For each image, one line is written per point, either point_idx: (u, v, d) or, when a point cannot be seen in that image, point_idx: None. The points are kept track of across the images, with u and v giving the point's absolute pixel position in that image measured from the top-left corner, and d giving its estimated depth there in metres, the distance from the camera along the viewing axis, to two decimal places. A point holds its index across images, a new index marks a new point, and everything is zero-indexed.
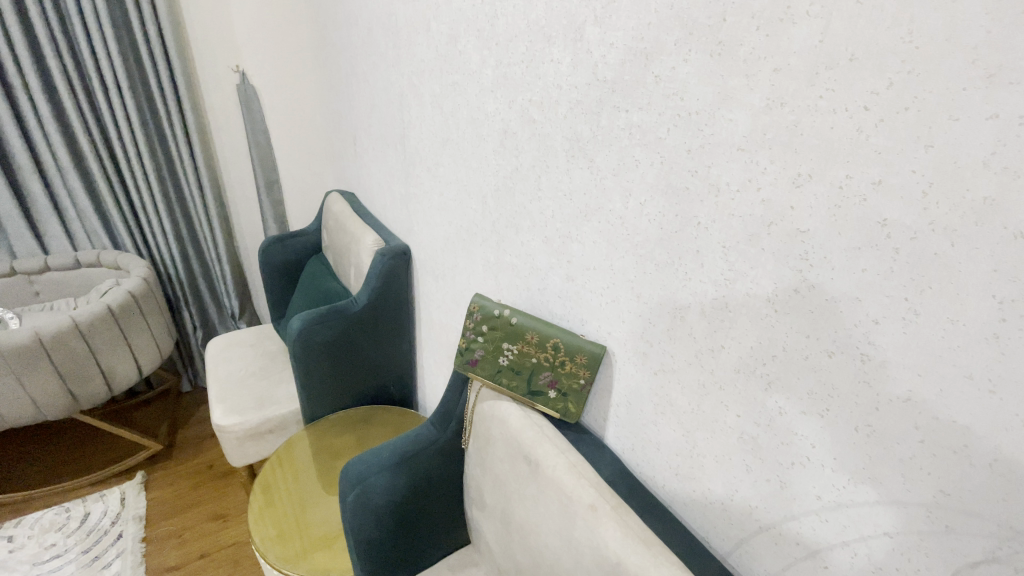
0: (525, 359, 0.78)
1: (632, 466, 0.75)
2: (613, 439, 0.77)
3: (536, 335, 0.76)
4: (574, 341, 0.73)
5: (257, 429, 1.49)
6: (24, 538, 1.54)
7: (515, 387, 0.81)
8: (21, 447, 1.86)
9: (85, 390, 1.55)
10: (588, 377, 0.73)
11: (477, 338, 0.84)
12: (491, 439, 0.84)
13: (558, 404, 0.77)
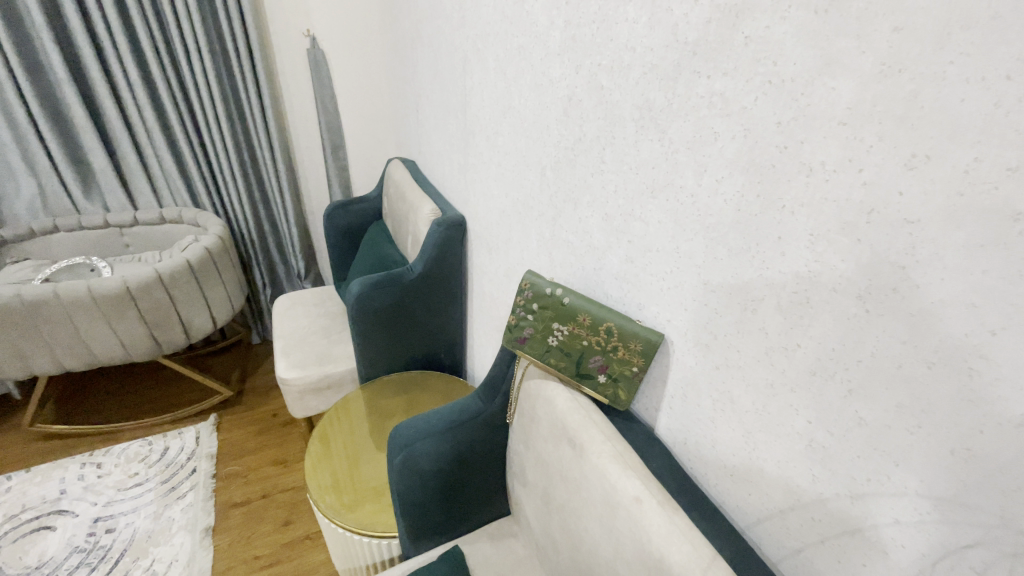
0: (576, 342, 0.75)
1: (682, 460, 0.72)
2: (664, 430, 0.74)
3: (589, 317, 0.73)
4: (629, 327, 0.69)
5: (316, 384, 1.56)
6: (111, 465, 1.73)
7: (562, 369, 0.78)
8: (115, 383, 2.08)
9: (166, 336, 1.69)
10: (642, 365, 0.69)
11: (527, 316, 0.81)
12: (537, 419, 0.83)
13: (607, 390, 0.74)
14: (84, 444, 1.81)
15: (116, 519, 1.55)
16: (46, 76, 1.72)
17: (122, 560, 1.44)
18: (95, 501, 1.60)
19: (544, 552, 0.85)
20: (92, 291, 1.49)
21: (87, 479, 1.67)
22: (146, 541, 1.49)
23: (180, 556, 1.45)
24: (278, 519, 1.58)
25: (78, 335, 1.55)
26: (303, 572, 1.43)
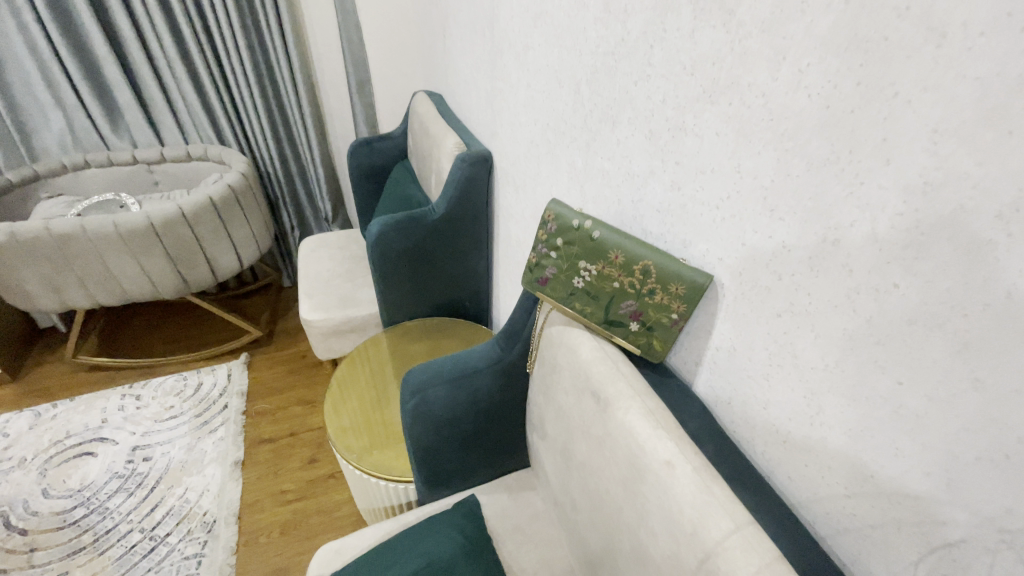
0: (605, 283, 0.65)
1: (722, 422, 0.62)
2: (703, 387, 0.64)
3: (622, 254, 0.62)
4: (670, 266, 0.58)
5: (339, 326, 1.52)
6: (149, 398, 1.78)
7: (589, 314, 0.68)
8: (154, 320, 2.13)
9: (193, 274, 1.69)
10: (685, 312, 0.59)
11: (550, 253, 0.71)
12: (559, 368, 0.74)
13: (640, 340, 0.64)
14: (124, 376, 1.87)
15: (152, 449, 1.61)
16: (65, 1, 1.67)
17: (157, 487, 1.50)
18: (133, 431, 1.67)
19: (562, 509, 0.79)
20: (117, 225, 1.48)
21: (126, 410, 1.74)
22: (180, 471, 1.54)
23: (211, 487, 1.50)
24: (304, 456, 1.60)
25: (108, 270, 1.57)
26: (327, 510, 1.45)
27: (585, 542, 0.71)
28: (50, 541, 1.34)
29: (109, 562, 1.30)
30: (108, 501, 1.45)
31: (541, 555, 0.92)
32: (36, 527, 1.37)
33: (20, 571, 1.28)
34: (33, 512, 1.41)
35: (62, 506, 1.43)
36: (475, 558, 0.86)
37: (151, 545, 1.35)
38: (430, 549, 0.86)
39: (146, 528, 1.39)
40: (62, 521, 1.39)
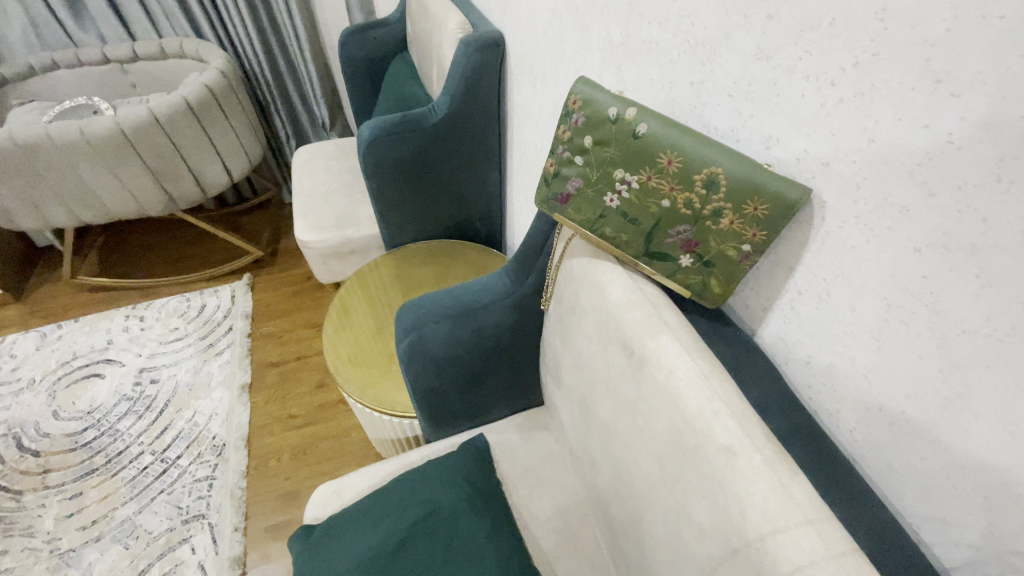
0: (648, 200, 0.48)
1: (800, 378, 0.50)
2: (773, 336, 0.51)
3: (676, 158, 0.44)
4: (746, 177, 0.41)
5: (339, 249, 1.38)
6: (153, 319, 1.73)
7: (624, 243, 0.52)
8: (153, 238, 2.03)
9: (178, 188, 1.55)
10: (763, 242, 0.42)
11: (575, 158, 0.53)
12: (579, 309, 0.60)
13: (692, 279, 0.48)
14: (127, 296, 1.81)
15: (159, 371, 1.57)
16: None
17: (166, 410, 1.48)
18: (139, 352, 1.63)
19: (579, 464, 0.69)
20: (85, 133, 1.33)
21: (131, 332, 1.69)
22: (187, 394, 1.51)
23: (219, 410, 1.47)
24: (313, 381, 1.54)
25: (85, 184, 1.44)
26: (336, 435, 1.41)
27: (607, 509, 0.60)
28: (63, 462, 1.37)
29: (122, 484, 1.32)
30: (118, 424, 1.45)
31: (555, 501, 0.84)
32: (49, 448, 1.40)
33: (35, 491, 1.32)
34: (45, 434, 1.43)
35: (73, 427, 1.44)
36: (482, 508, 0.78)
37: (163, 468, 1.35)
38: (433, 495, 0.78)
39: (157, 450, 1.39)
40: (73, 443, 1.41)
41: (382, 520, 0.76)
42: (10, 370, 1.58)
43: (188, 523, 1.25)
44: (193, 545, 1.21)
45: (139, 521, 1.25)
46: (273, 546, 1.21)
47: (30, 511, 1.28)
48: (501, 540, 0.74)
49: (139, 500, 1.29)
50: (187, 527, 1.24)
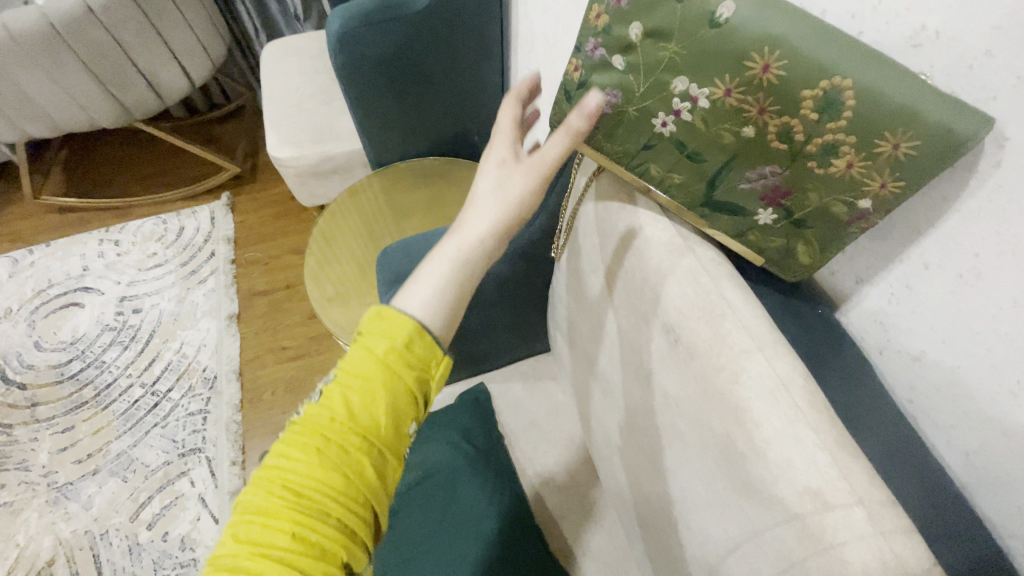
0: (726, 128, 0.39)
1: (900, 365, 0.44)
2: (869, 318, 0.45)
3: (777, 70, 0.34)
4: (881, 101, 0.32)
5: (319, 168, 1.22)
6: (129, 244, 1.60)
7: (677, 182, 0.44)
8: (120, 152, 1.84)
9: (130, 97, 1.35)
10: (891, 194, 0.35)
11: (614, 62, 0.42)
12: (618, 274, 0.53)
13: (773, 232, 0.42)
14: (98, 217, 1.67)
15: (141, 300, 1.48)
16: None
17: (152, 341, 1.41)
18: (118, 280, 1.52)
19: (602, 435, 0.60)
20: (9, 29, 1.10)
21: (107, 258, 1.57)
22: (172, 324, 1.43)
23: (208, 342, 1.39)
24: (304, 311, 1.45)
25: (22, 92, 1.24)
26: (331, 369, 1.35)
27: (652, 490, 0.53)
28: (51, 395, 1.33)
29: (114, 418, 1.29)
30: (104, 355, 1.39)
31: (561, 456, 0.77)
32: (35, 381, 1.35)
33: (26, 425, 1.30)
34: (29, 366, 1.38)
35: (57, 359, 1.39)
36: (482, 470, 0.70)
37: (155, 401, 1.31)
38: (429, 457, 0.71)
39: (147, 383, 1.34)
40: (59, 375, 1.36)
41: None
42: None
43: (185, 457, 1.22)
44: (191, 478, 1.19)
45: (135, 455, 1.23)
46: None
47: (23, 444, 1.27)
48: (502, 506, 0.68)
49: (133, 434, 1.27)
50: (185, 461, 1.22)
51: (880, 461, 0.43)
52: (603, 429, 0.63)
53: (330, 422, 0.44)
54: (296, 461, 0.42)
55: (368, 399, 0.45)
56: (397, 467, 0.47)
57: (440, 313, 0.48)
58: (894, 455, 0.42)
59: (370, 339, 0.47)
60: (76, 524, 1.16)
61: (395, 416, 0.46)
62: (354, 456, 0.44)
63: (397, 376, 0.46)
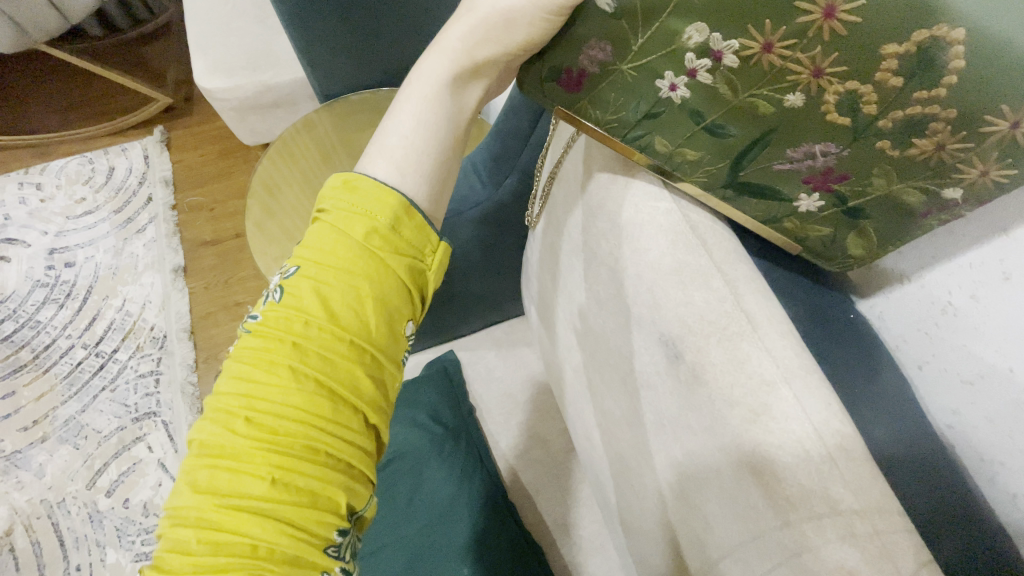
0: (765, 94, 0.33)
1: (946, 387, 0.39)
2: (912, 326, 0.41)
3: (848, 15, 0.28)
4: (1001, 63, 0.26)
5: (257, 101, 1.07)
6: (53, 189, 1.42)
7: (691, 158, 0.39)
8: (28, 79, 1.59)
9: (22, 12, 1.13)
10: (990, 183, 0.31)
11: (601, 4, 0.34)
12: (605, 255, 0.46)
13: (820, 221, 0.38)
14: (14, 157, 1.47)
15: (73, 253, 1.34)
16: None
17: (91, 298, 1.28)
18: (44, 230, 1.37)
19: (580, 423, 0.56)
20: None
21: (29, 205, 1.40)
22: (112, 279, 1.30)
23: (153, 298, 1.28)
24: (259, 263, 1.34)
25: None
26: None
27: (632, 482, 0.49)
28: None
29: (57, 382, 1.20)
30: (38, 315, 1.27)
31: (536, 427, 0.72)
32: None
33: None
34: None
35: None
36: (451, 451, 0.66)
37: (101, 363, 1.21)
38: (393, 440, 0.66)
39: (90, 344, 1.23)
40: None
41: None
42: None
43: (140, 421, 1.16)
44: (149, 443, 1.15)
45: (84, 420, 1.16)
46: None
47: None
48: (471, 487, 0.64)
49: (80, 399, 1.18)
50: (140, 425, 1.16)
51: (894, 467, 0.38)
52: (581, 411, 0.57)
53: (305, 327, 0.37)
54: (272, 373, 0.36)
55: (330, 302, 0.37)
56: (395, 372, 0.41)
57: (427, 179, 0.41)
58: (911, 464, 0.38)
59: (345, 220, 0.38)
60: (30, 493, 1.10)
61: (388, 315, 0.39)
62: (340, 365, 0.37)
63: (386, 268, 0.39)
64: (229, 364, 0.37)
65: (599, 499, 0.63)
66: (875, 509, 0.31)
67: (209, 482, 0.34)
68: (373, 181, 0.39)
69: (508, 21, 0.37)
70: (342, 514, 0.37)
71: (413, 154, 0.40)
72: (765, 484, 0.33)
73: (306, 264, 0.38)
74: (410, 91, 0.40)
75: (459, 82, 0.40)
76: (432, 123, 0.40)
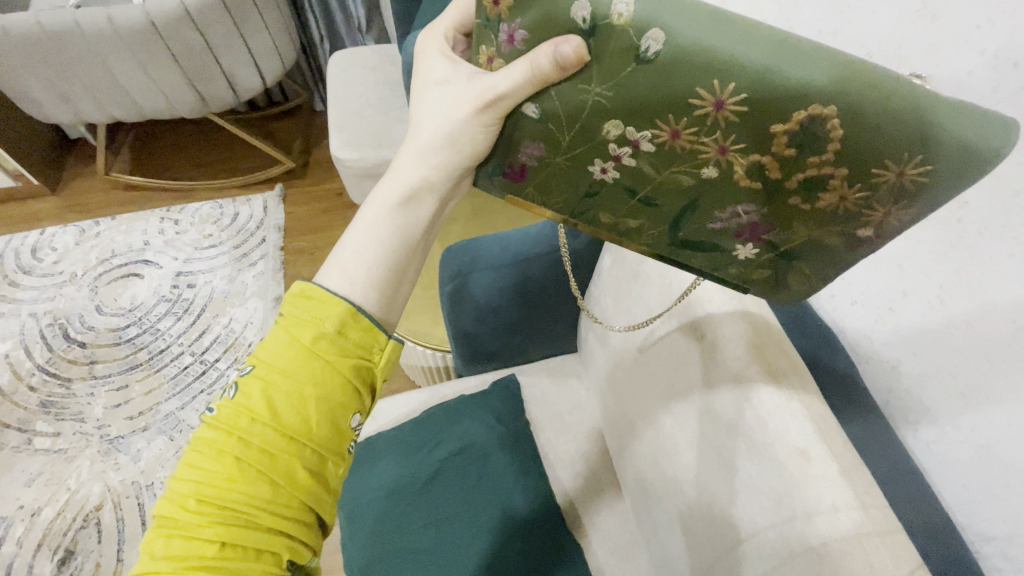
0: (685, 170, 0.40)
1: (887, 373, 0.55)
2: (861, 332, 0.58)
3: (734, 106, 0.35)
4: (870, 125, 0.33)
5: (374, 170, 1.33)
6: (188, 225, 1.73)
7: (635, 225, 0.45)
8: (183, 139, 1.98)
9: (210, 92, 1.48)
10: (894, 222, 0.37)
11: (528, 114, 0.42)
12: (653, 277, 0.67)
13: (760, 266, 0.44)
14: (161, 198, 1.82)
15: (196, 277, 1.61)
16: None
17: (203, 314, 1.53)
18: (175, 256, 1.66)
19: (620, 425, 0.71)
20: (114, 22, 1.25)
21: (167, 235, 1.71)
22: (223, 301, 1.55)
23: (254, 320, 1.51)
24: None
25: (116, 79, 1.38)
26: None
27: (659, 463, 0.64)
28: (108, 355, 1.46)
29: (164, 381, 1.41)
30: (158, 323, 1.52)
31: (582, 446, 0.85)
32: (94, 341, 1.49)
33: (84, 380, 1.43)
34: (90, 327, 1.52)
35: (116, 323, 1.53)
36: (513, 448, 0.80)
37: (203, 369, 1.42)
38: (465, 433, 0.80)
39: (196, 352, 1.45)
40: (117, 338, 1.50)
41: (417, 452, 0.80)
42: (54, 262, 1.67)
43: None
44: None
45: (181, 416, 1.35)
46: None
47: (80, 398, 1.39)
48: (528, 481, 0.77)
49: (181, 397, 1.38)
50: None
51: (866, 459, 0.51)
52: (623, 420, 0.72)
53: (250, 423, 0.41)
54: (218, 460, 0.40)
55: (274, 401, 0.41)
56: (337, 460, 0.44)
57: (395, 247, 0.46)
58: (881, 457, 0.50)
59: (298, 326, 0.43)
60: (125, 474, 1.27)
61: (330, 413, 0.43)
62: (281, 454, 0.41)
63: (330, 369, 0.43)
64: (185, 450, 0.42)
65: (632, 504, 0.74)
66: (820, 420, 0.49)
67: (163, 549, 0.39)
68: (322, 289, 0.44)
69: (450, 140, 0.45)
70: (282, 564, 0.42)
71: (367, 259, 0.45)
72: (749, 404, 0.52)
73: (259, 366, 0.42)
74: (363, 214, 0.46)
75: (409, 200, 0.46)
76: (384, 238, 0.45)
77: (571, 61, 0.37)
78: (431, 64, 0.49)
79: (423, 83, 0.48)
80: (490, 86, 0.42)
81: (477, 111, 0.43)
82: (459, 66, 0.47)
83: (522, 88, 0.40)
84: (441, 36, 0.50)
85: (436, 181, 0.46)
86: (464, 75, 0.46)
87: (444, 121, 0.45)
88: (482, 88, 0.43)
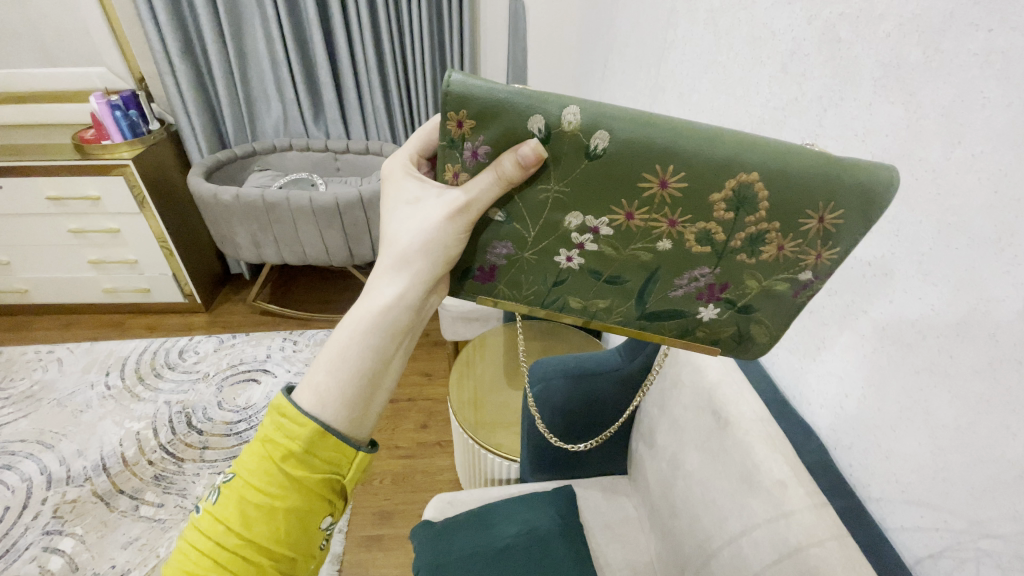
0: (642, 246, 0.59)
1: (844, 460, 0.67)
2: (824, 429, 0.70)
3: (675, 185, 0.53)
4: (776, 189, 0.52)
5: (468, 314, 1.65)
6: (304, 345, 2.14)
7: (605, 304, 0.65)
8: (312, 282, 2.53)
9: (360, 251, 2.01)
10: (827, 262, 0.58)
11: (494, 218, 0.59)
12: (679, 384, 0.85)
13: (726, 321, 0.65)
14: (286, 323, 2.26)
15: None
16: (298, 4, 2.08)
17: None
18: (289, 369, 2.02)
19: (659, 517, 0.88)
20: (313, 201, 1.83)
21: (285, 351, 2.11)
22: None
23: None
24: (417, 421, 1.80)
25: (297, 235, 1.92)
26: (430, 472, 1.63)
27: (682, 545, 0.79)
28: (219, 443, 1.74)
29: None
30: None
31: (629, 555, 0.99)
32: (210, 430, 1.78)
33: (193, 461, 1.68)
34: (209, 418, 1.83)
35: (230, 418, 1.83)
36: (569, 539, 0.96)
37: None
38: (530, 520, 0.98)
39: None
40: (228, 430, 1.78)
41: (488, 529, 0.97)
42: (194, 362, 2.07)
43: None
44: None
45: None
46: (366, 555, 1.39)
47: (187, 477, 1.63)
48: (582, 570, 0.91)
49: None
50: None
51: None
52: (659, 517, 0.88)
53: (228, 530, 0.50)
54: (199, 562, 0.50)
55: (248, 511, 0.51)
56: (305, 557, 0.54)
57: (381, 337, 0.55)
58: None
59: (272, 443, 0.52)
60: None
61: (297, 523, 0.52)
62: (253, 557, 0.50)
63: (298, 483, 0.52)
64: (177, 550, 0.51)
65: None
66: (811, 487, 0.62)
67: None
68: (294, 408, 0.52)
69: (426, 248, 0.57)
70: None
71: (337, 378, 0.53)
72: (756, 473, 0.65)
73: (236, 481, 0.52)
74: (336, 337, 0.55)
75: (382, 313, 0.55)
76: (354, 359, 0.54)
77: (530, 159, 0.51)
78: (401, 185, 0.61)
79: (395, 201, 0.60)
80: (457, 197, 0.56)
81: (451, 218, 0.56)
82: (425, 185, 0.59)
83: (490, 190, 0.55)
84: (404, 162, 0.62)
85: (409, 294, 0.57)
86: (433, 192, 0.58)
87: (423, 230, 0.56)
88: (451, 200, 0.56)
